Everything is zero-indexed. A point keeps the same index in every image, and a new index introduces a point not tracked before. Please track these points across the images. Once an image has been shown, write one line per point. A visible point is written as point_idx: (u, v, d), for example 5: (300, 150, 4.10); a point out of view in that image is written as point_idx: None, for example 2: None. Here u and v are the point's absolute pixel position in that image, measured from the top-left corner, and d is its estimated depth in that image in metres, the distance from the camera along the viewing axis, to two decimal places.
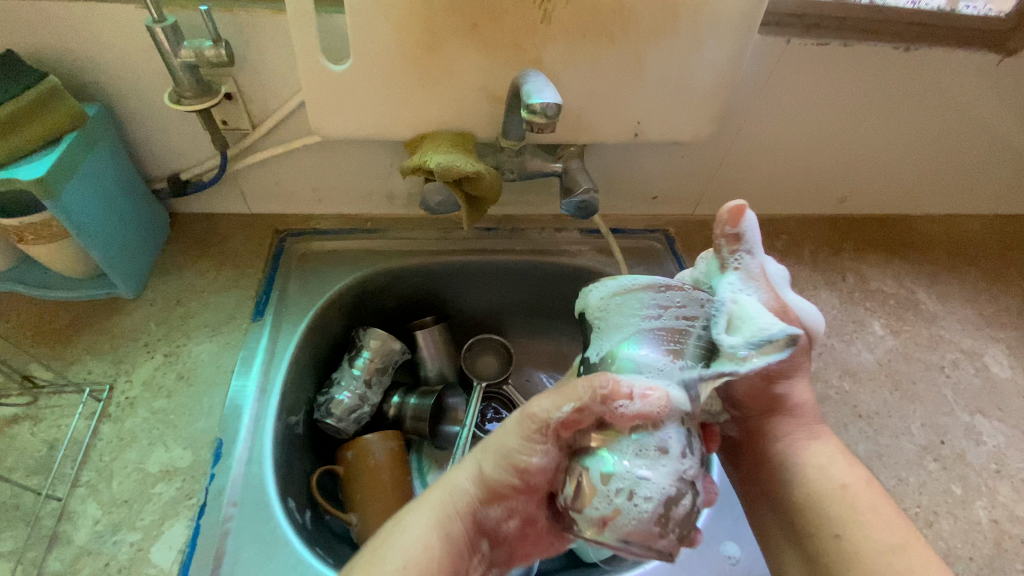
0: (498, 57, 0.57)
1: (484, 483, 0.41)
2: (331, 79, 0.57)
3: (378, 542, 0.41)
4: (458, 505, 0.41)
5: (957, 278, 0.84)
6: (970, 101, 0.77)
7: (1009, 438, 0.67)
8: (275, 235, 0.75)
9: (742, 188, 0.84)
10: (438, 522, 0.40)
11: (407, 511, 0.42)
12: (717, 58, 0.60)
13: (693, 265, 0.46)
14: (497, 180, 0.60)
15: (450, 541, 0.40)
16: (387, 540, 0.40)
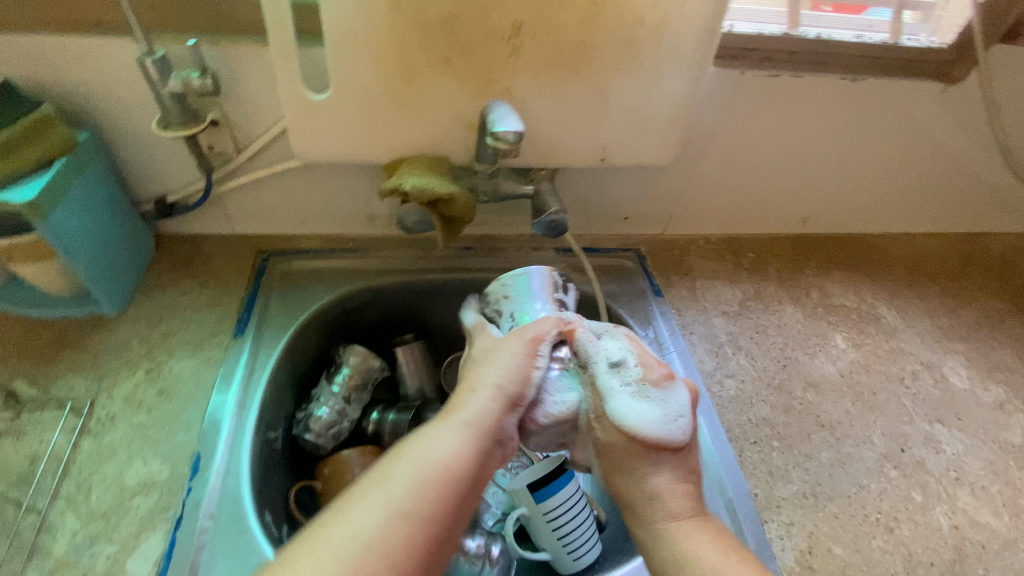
0: (469, 87, 0.60)
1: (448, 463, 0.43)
2: (313, 108, 0.60)
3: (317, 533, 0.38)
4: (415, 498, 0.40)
5: (917, 293, 0.88)
6: (917, 128, 0.82)
7: (968, 447, 0.69)
8: (258, 255, 0.77)
9: (710, 209, 0.88)
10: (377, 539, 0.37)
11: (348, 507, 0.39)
12: (675, 88, 0.65)
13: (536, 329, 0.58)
14: (471, 202, 0.63)
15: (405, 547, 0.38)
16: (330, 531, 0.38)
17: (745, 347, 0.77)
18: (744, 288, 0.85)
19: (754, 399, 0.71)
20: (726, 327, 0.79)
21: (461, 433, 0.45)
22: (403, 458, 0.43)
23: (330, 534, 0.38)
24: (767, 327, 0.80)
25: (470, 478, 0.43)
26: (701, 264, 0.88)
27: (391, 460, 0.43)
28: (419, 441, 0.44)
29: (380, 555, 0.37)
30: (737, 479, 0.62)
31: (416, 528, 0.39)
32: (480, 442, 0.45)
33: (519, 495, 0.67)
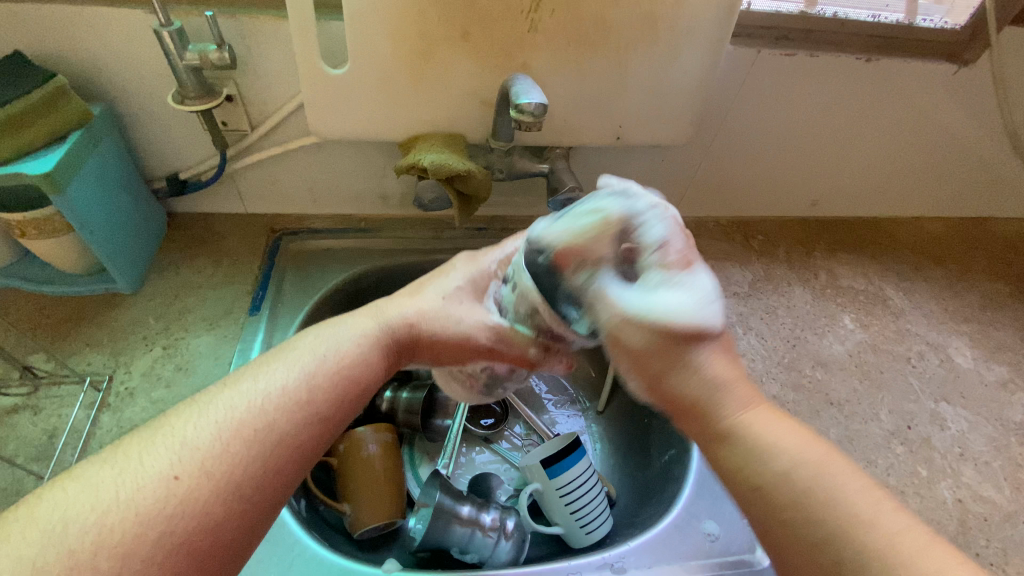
0: (488, 63, 0.60)
1: (389, 333, 0.45)
2: (330, 82, 0.60)
3: (233, 377, 0.39)
4: (315, 373, 0.40)
5: (923, 276, 0.89)
6: (928, 110, 0.83)
7: (972, 424, 0.71)
8: (271, 234, 0.77)
9: (720, 191, 0.89)
10: (267, 399, 0.38)
11: (258, 363, 0.41)
12: (692, 66, 0.65)
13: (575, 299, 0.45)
14: (487, 179, 0.63)
15: (280, 413, 0.38)
16: (240, 380, 0.39)
17: (755, 328, 0.77)
18: (754, 270, 0.85)
19: (764, 376, 0.72)
20: (736, 307, 0.80)
21: (372, 325, 0.45)
22: (298, 342, 0.43)
23: (200, 400, 0.38)
24: (776, 308, 0.80)
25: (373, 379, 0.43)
26: (711, 246, 0.88)
27: (286, 341, 0.43)
28: (321, 329, 0.44)
29: (246, 420, 0.37)
30: None
31: (292, 406, 0.38)
32: (386, 349, 0.45)
33: (534, 467, 0.68)
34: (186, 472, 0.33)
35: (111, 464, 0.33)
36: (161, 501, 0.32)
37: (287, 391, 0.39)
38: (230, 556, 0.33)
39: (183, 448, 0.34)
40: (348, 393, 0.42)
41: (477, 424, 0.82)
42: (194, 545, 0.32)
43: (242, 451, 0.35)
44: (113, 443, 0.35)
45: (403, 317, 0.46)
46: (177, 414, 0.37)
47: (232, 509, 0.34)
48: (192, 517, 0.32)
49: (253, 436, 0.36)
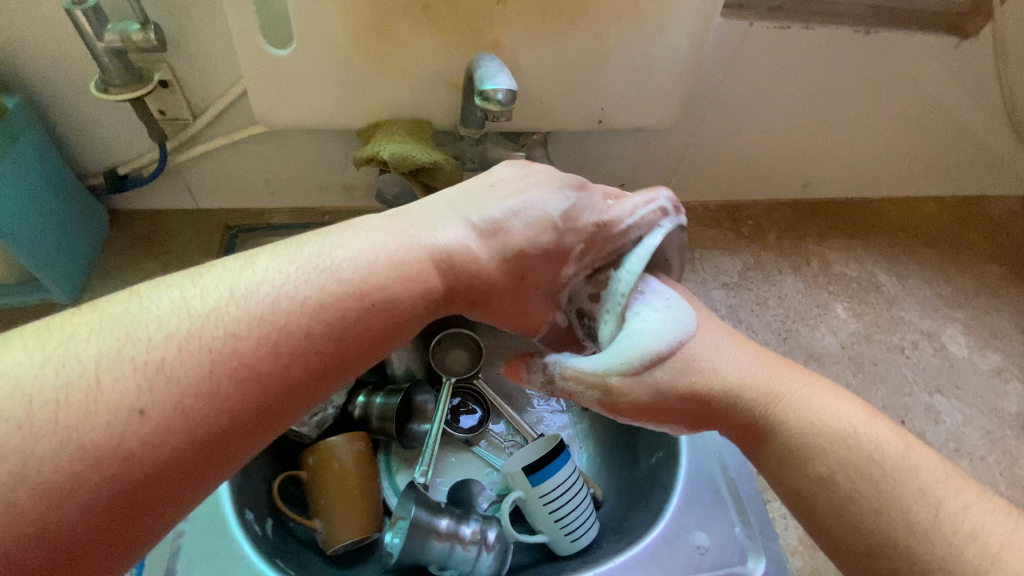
0: (454, 40, 0.54)
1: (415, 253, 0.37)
2: (275, 65, 0.53)
3: (223, 268, 0.32)
4: (314, 299, 0.32)
5: (916, 260, 0.86)
6: (926, 86, 0.78)
7: (966, 416, 0.69)
8: (225, 231, 0.71)
9: (708, 174, 0.84)
10: (248, 324, 0.30)
11: (262, 256, 0.33)
12: (679, 42, 0.59)
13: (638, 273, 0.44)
14: (457, 172, 0.56)
15: (258, 350, 0.30)
16: (230, 275, 0.32)
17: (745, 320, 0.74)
18: (743, 258, 0.81)
19: None
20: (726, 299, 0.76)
21: (406, 250, 0.36)
22: (310, 246, 0.35)
23: (170, 295, 0.30)
24: (767, 298, 0.77)
25: (400, 312, 0.35)
26: (699, 233, 0.84)
27: (298, 240, 0.35)
28: (347, 233, 0.36)
29: (208, 346, 0.29)
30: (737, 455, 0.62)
31: (283, 343, 0.30)
32: (412, 274, 0.36)
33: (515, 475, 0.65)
34: (154, 407, 0.27)
35: (50, 354, 0.27)
36: (112, 435, 0.26)
37: (281, 316, 0.31)
38: (172, 502, 0.27)
39: (122, 365, 0.27)
40: (359, 332, 0.33)
41: (456, 427, 0.78)
42: (135, 490, 0.26)
43: (199, 384, 0.28)
44: (78, 321, 0.29)
45: (443, 251, 0.38)
46: (113, 322, 0.29)
47: (182, 451, 0.27)
48: (111, 481, 0.26)
49: (207, 375, 0.28)
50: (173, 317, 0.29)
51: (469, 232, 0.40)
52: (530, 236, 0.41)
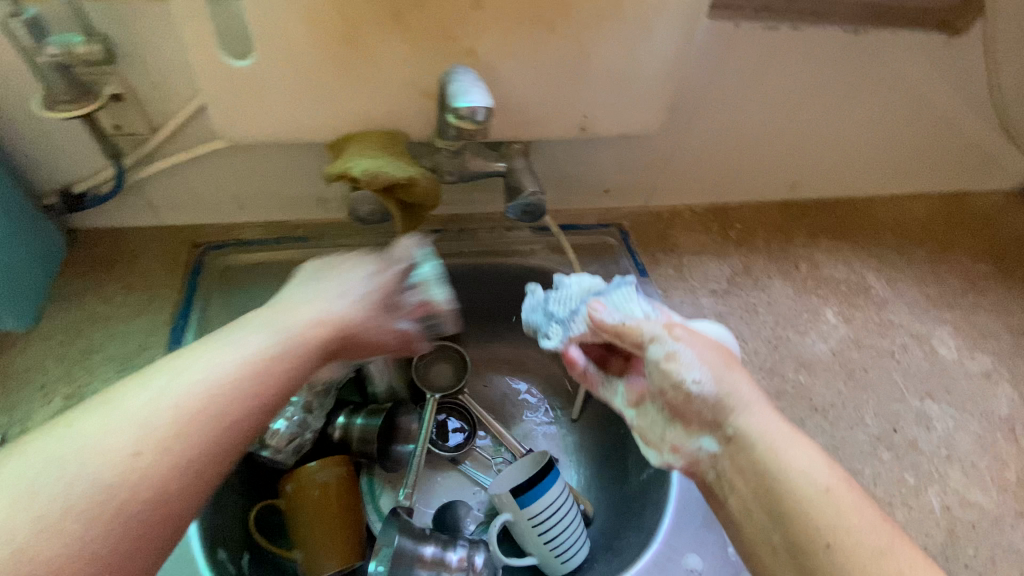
0: (426, 49, 0.51)
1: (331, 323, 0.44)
2: (234, 77, 0.50)
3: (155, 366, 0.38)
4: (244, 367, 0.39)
5: (904, 260, 0.85)
6: (913, 85, 0.77)
7: (957, 422, 0.68)
8: (192, 250, 0.67)
9: (695, 178, 0.82)
10: (187, 399, 0.36)
11: (188, 351, 0.39)
12: (664, 46, 0.57)
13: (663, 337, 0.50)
14: (434, 185, 0.54)
15: (213, 415, 0.36)
16: (163, 368, 0.37)
17: (735, 329, 0.72)
18: (732, 263, 0.79)
19: None
20: (714, 307, 0.74)
21: (314, 324, 0.44)
22: (230, 333, 0.41)
23: (121, 394, 0.35)
24: (757, 305, 0.75)
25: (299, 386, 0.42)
26: (686, 238, 0.82)
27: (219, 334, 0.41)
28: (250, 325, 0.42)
29: (164, 424, 0.34)
30: None
31: (226, 411, 0.37)
32: (307, 347, 0.42)
33: (502, 497, 0.63)
34: (138, 489, 0.32)
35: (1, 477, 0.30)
36: (101, 511, 0.31)
37: (214, 394, 0.37)
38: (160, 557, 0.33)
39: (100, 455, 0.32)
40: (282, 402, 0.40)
41: (442, 445, 0.76)
42: (136, 554, 0.32)
43: (171, 461, 0.34)
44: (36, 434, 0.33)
45: (333, 320, 0.45)
46: (66, 431, 0.33)
47: (164, 518, 0.33)
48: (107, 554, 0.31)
49: (175, 442, 0.34)
50: (135, 409, 0.34)
51: (349, 304, 0.46)
52: (388, 310, 0.49)
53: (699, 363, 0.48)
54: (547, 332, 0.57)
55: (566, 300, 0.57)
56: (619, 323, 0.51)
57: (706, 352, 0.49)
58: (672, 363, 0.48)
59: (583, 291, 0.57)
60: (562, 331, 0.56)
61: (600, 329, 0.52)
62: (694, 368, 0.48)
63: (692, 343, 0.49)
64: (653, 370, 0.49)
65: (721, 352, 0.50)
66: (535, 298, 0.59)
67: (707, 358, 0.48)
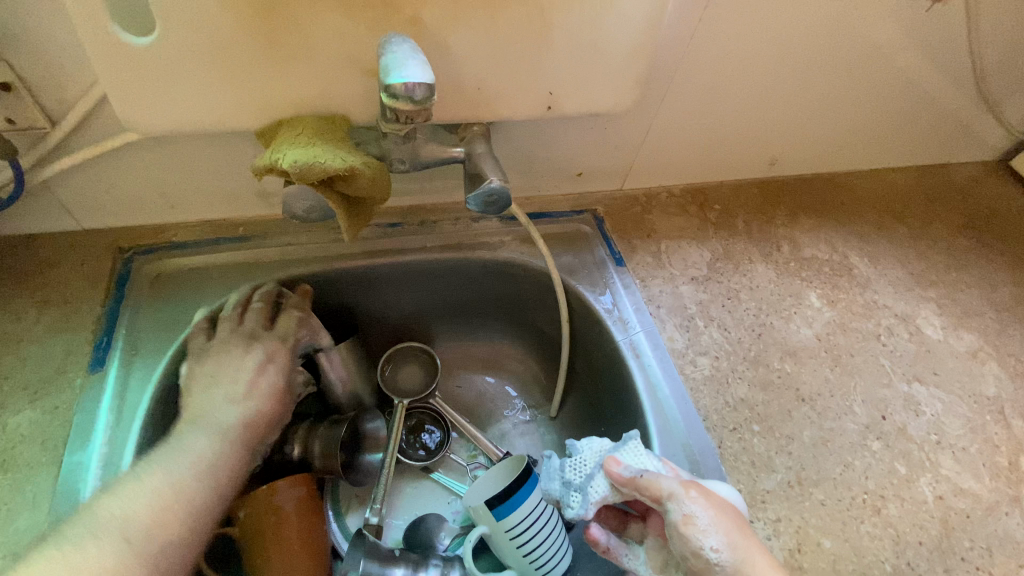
0: (364, 19, 0.44)
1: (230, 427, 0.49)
2: (137, 57, 0.43)
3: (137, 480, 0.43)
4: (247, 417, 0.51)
5: (887, 237, 0.82)
6: (893, 53, 0.73)
7: (946, 405, 0.66)
8: (117, 256, 0.60)
9: (671, 158, 0.77)
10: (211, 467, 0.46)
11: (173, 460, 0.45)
12: (635, 13, 0.51)
13: (680, 494, 0.48)
14: (380, 176, 0.48)
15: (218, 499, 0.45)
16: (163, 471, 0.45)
17: (717, 318, 0.68)
18: (711, 247, 0.75)
19: (731, 376, 0.63)
20: (695, 295, 0.70)
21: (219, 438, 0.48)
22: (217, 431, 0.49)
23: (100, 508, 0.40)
24: (738, 291, 0.71)
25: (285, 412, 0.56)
26: (664, 222, 0.77)
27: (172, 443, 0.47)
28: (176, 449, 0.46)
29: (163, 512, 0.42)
30: (716, 473, 0.56)
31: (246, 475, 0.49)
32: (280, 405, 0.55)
33: (476, 510, 0.56)
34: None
35: None
36: None
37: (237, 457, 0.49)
38: None
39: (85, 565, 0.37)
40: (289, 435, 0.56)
41: (413, 454, 0.71)
42: None
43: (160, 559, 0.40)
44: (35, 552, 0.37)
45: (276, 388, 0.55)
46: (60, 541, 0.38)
47: None
48: None
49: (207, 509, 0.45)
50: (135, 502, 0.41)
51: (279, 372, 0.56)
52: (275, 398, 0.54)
53: (714, 527, 0.46)
54: (569, 500, 0.55)
55: (581, 465, 0.56)
56: (637, 476, 0.50)
57: (721, 515, 0.47)
58: (690, 526, 0.46)
59: (598, 455, 0.56)
60: (583, 500, 0.54)
61: (620, 485, 0.51)
62: (709, 533, 0.46)
63: (706, 502, 0.48)
64: (671, 532, 0.48)
65: (733, 515, 0.48)
66: (551, 463, 0.58)
67: (720, 523, 0.47)
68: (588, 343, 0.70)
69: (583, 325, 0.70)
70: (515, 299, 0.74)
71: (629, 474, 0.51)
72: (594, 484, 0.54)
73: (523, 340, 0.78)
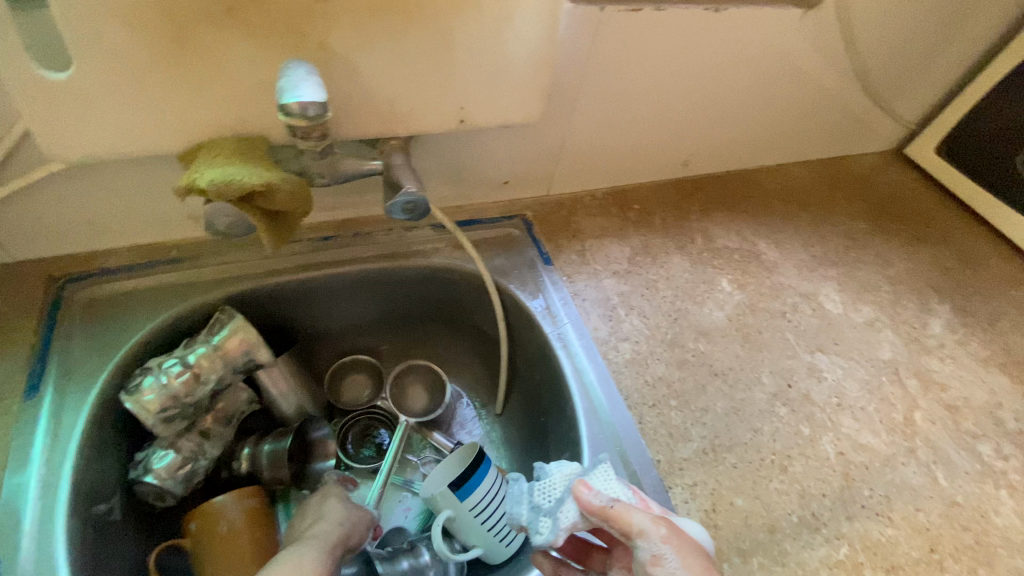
0: (274, 46, 0.48)
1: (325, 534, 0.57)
2: (54, 89, 0.45)
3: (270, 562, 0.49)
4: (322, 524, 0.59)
5: (792, 224, 0.90)
6: (779, 58, 0.81)
7: (846, 370, 0.72)
8: (49, 284, 0.61)
9: (589, 163, 0.83)
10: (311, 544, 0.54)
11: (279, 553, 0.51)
12: (529, 33, 0.56)
13: (652, 534, 0.41)
14: (299, 188, 0.51)
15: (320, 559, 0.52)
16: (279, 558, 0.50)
17: (637, 307, 0.74)
18: (631, 243, 0.81)
19: (650, 358, 0.69)
20: (617, 287, 0.76)
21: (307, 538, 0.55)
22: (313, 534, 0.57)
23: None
24: (656, 281, 0.77)
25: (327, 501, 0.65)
26: (588, 223, 0.83)
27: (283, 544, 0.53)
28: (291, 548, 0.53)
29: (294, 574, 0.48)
30: (637, 447, 0.61)
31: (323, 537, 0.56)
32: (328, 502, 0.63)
33: (432, 496, 0.59)
34: None
35: None
36: None
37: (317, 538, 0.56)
38: None
39: None
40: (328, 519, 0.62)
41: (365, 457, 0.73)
42: None
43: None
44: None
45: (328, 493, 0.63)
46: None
47: None
48: None
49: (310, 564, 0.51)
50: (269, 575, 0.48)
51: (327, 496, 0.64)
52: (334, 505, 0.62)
53: (684, 571, 0.41)
54: (538, 526, 0.48)
55: (550, 489, 0.49)
56: (607, 506, 0.43)
57: (694, 557, 0.41)
58: (657, 569, 0.41)
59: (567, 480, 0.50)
60: (553, 525, 0.47)
61: (585, 512, 0.44)
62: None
63: (678, 543, 0.42)
64: (637, 568, 0.42)
65: (707, 557, 0.42)
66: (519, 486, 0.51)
67: (693, 567, 0.41)
68: (521, 338, 0.75)
69: (515, 322, 0.74)
70: (451, 302, 0.77)
71: (595, 500, 0.44)
72: (564, 508, 0.47)
73: (463, 343, 0.82)
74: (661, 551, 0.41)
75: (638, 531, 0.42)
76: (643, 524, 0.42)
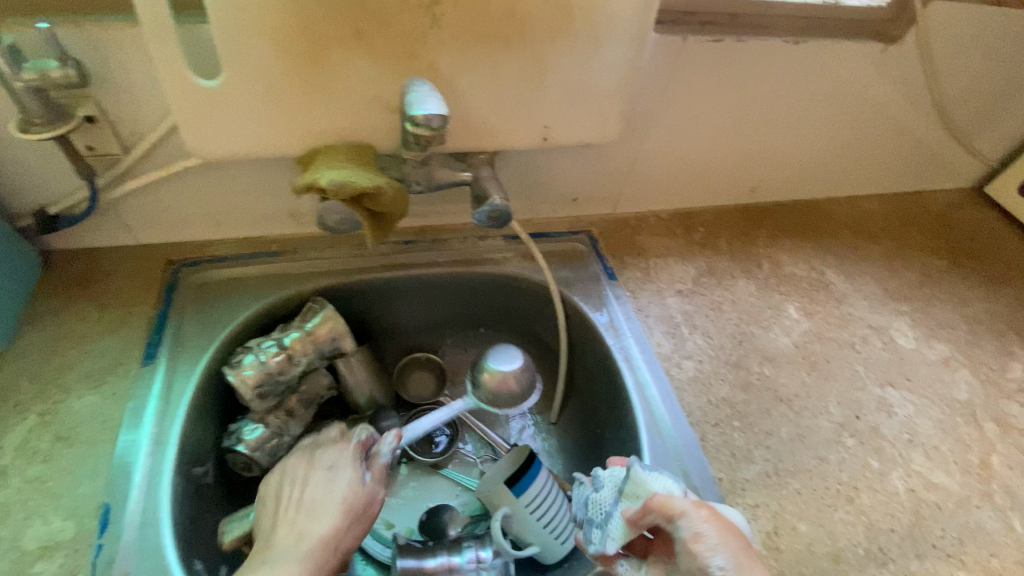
0: (389, 65, 0.54)
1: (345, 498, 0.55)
2: (202, 95, 0.52)
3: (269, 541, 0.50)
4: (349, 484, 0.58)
5: (862, 256, 0.89)
6: (856, 91, 0.82)
7: (917, 407, 0.71)
8: (167, 267, 0.69)
9: (658, 185, 0.86)
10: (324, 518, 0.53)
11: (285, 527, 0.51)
12: (615, 59, 0.60)
13: (690, 512, 0.41)
14: (401, 193, 0.56)
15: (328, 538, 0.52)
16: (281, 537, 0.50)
17: (701, 326, 0.75)
18: (697, 264, 0.83)
19: (713, 378, 0.69)
20: (681, 305, 0.77)
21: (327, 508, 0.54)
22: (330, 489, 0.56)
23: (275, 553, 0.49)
24: (721, 303, 0.78)
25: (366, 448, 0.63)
26: (653, 243, 0.85)
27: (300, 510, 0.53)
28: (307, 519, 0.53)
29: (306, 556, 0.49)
30: (699, 463, 0.61)
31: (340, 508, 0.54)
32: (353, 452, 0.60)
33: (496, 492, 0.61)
34: None
35: None
36: None
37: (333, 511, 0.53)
38: None
39: None
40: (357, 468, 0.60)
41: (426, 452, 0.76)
42: None
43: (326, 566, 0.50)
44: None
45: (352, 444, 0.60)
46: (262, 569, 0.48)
47: None
48: None
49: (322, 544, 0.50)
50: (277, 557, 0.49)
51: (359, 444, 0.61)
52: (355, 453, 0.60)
53: (725, 547, 0.40)
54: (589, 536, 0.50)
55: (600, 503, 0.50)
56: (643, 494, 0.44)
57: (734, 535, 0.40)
58: (699, 546, 0.40)
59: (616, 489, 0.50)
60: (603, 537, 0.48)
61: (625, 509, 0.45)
62: (720, 554, 0.40)
63: (718, 521, 0.41)
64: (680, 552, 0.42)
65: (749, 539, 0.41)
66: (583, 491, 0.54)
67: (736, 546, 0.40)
68: (583, 350, 0.77)
69: (579, 334, 0.77)
70: (517, 310, 0.81)
71: None
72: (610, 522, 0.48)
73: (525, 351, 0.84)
74: (701, 528, 0.41)
75: (675, 509, 0.42)
76: (680, 502, 0.42)
